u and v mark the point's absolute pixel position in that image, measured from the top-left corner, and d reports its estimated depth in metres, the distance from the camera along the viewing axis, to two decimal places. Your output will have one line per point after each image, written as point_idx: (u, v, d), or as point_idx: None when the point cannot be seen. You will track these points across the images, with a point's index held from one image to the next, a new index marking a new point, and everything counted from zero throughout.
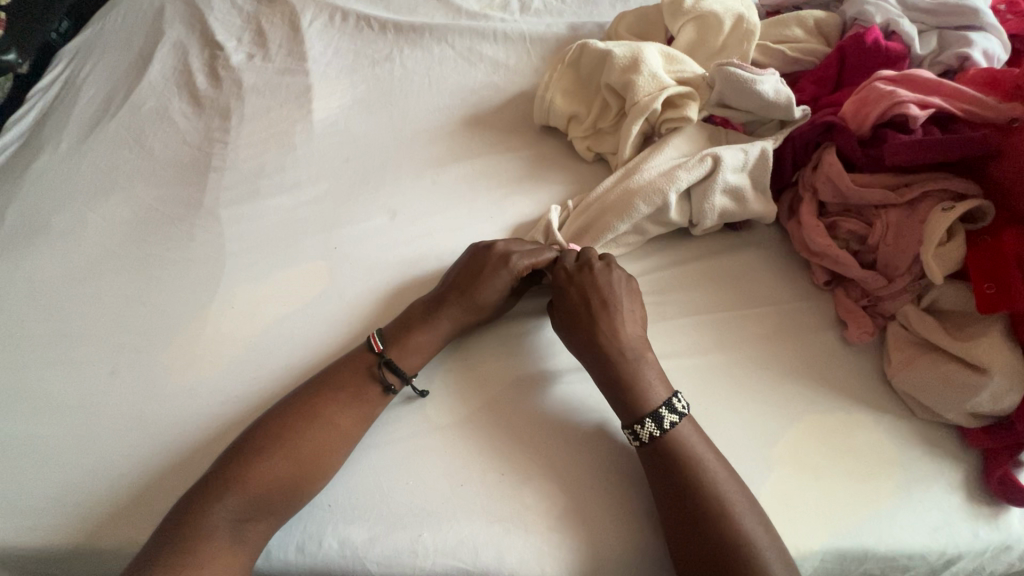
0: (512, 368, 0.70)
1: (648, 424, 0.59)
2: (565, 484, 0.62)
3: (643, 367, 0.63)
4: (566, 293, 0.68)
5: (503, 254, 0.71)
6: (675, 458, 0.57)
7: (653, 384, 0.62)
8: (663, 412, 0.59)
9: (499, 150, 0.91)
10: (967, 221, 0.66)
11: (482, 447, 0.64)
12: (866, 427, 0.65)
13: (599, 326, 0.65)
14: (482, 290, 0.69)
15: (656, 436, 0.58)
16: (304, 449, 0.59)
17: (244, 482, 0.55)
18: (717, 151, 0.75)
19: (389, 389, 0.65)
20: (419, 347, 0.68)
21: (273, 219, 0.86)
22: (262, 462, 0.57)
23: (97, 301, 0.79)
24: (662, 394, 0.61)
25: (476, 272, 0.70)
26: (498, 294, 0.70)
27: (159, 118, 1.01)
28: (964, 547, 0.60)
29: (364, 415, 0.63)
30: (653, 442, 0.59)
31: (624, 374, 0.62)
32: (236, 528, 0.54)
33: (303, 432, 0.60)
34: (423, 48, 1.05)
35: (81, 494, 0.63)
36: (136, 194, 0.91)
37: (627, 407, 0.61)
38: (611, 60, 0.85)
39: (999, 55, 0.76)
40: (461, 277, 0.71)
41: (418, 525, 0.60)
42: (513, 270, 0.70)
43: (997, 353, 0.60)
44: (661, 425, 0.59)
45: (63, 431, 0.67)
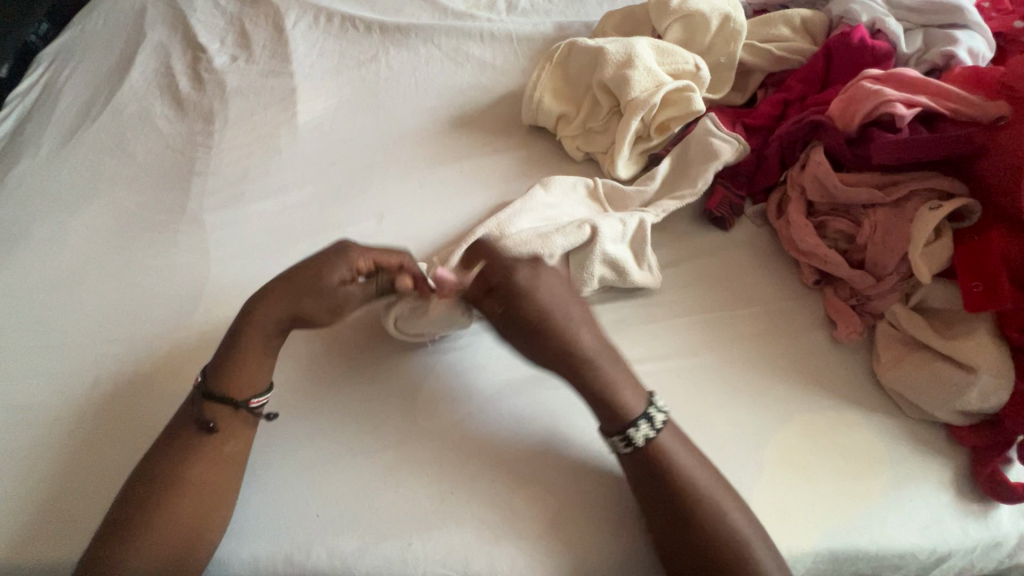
0: (454, 394, 0.68)
1: (643, 428, 0.58)
2: (538, 485, 0.62)
3: (614, 372, 0.61)
4: (515, 295, 0.62)
5: (333, 251, 0.65)
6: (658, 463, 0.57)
7: (626, 394, 0.60)
8: (653, 416, 0.58)
9: (486, 152, 0.90)
10: (954, 220, 0.66)
11: (450, 465, 0.63)
12: (856, 427, 0.65)
13: (571, 331, 0.61)
14: (322, 289, 0.63)
15: (649, 438, 0.58)
16: (185, 508, 0.55)
17: (131, 555, 0.52)
18: (595, 220, 0.72)
19: (207, 426, 0.59)
20: (250, 365, 0.62)
21: (256, 224, 0.85)
22: (146, 533, 0.53)
23: (77, 310, 0.77)
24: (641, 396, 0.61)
25: (308, 270, 0.64)
26: (341, 289, 0.64)
27: (140, 122, 0.99)
28: (954, 545, 0.60)
29: (220, 460, 0.59)
30: (648, 445, 0.57)
31: (609, 375, 0.60)
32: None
33: (177, 493, 0.56)
34: (409, 49, 1.04)
35: (62, 509, 0.62)
36: (118, 199, 0.89)
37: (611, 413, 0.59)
38: (605, 57, 0.84)
39: (984, 53, 0.75)
40: (295, 269, 0.65)
41: (408, 534, 0.59)
42: (351, 262, 0.64)
43: (985, 351, 0.61)
44: (654, 425, 0.58)
45: (44, 443, 0.66)
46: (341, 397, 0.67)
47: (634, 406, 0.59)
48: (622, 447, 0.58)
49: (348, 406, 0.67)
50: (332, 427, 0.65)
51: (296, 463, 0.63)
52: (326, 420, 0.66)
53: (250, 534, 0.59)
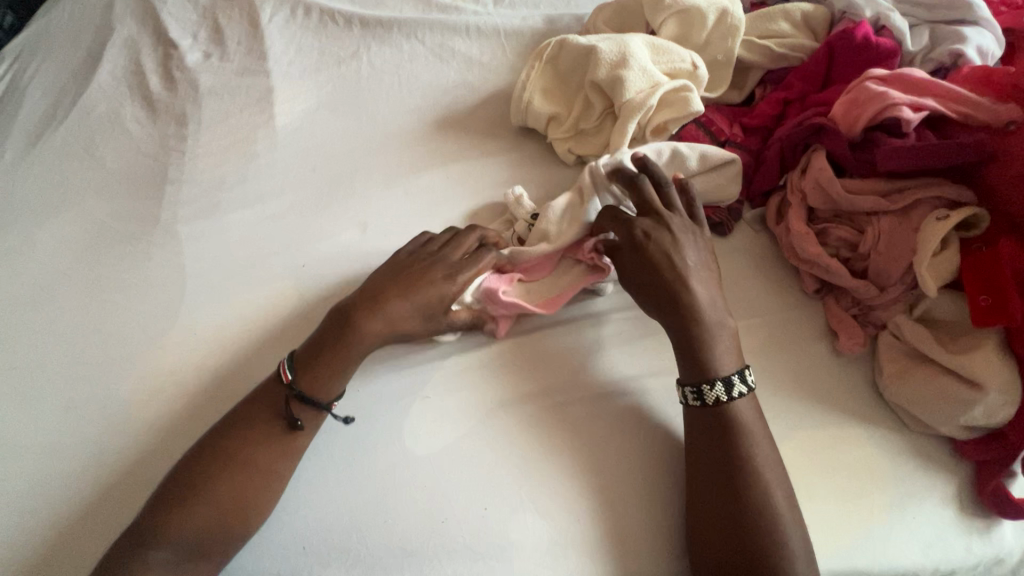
0: (492, 391, 0.66)
1: (718, 387, 0.58)
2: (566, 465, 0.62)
3: (718, 337, 0.61)
4: (636, 245, 0.64)
5: (424, 259, 0.68)
6: (725, 456, 0.56)
7: (721, 348, 0.61)
8: (735, 380, 0.59)
9: (475, 154, 0.86)
10: (961, 229, 0.63)
11: (478, 469, 0.61)
12: (859, 443, 0.63)
13: (678, 263, 0.63)
14: (412, 300, 0.65)
15: (722, 399, 0.58)
16: (238, 487, 0.55)
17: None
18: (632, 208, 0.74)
19: (297, 425, 0.60)
20: (346, 372, 0.62)
21: (236, 235, 0.81)
22: (190, 510, 0.53)
23: (45, 331, 0.73)
24: (730, 366, 0.60)
25: (428, 267, 0.67)
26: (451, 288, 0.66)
27: (110, 126, 0.94)
28: (957, 562, 0.59)
29: (286, 446, 0.59)
30: (716, 405, 0.58)
31: (708, 326, 0.61)
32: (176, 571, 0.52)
33: (235, 471, 0.56)
34: (391, 45, 0.99)
35: (39, 545, 0.59)
36: (87, 209, 0.84)
37: (697, 367, 0.60)
38: (597, 55, 0.80)
39: (993, 51, 0.72)
40: (398, 272, 0.67)
41: (399, 566, 0.57)
42: (468, 265, 0.68)
43: (993, 367, 0.59)
44: (730, 390, 0.58)
45: (17, 476, 0.63)
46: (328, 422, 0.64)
47: (720, 364, 0.60)
48: (691, 398, 0.60)
49: (336, 429, 0.64)
50: (324, 451, 0.63)
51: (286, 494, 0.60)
52: (315, 442, 0.63)
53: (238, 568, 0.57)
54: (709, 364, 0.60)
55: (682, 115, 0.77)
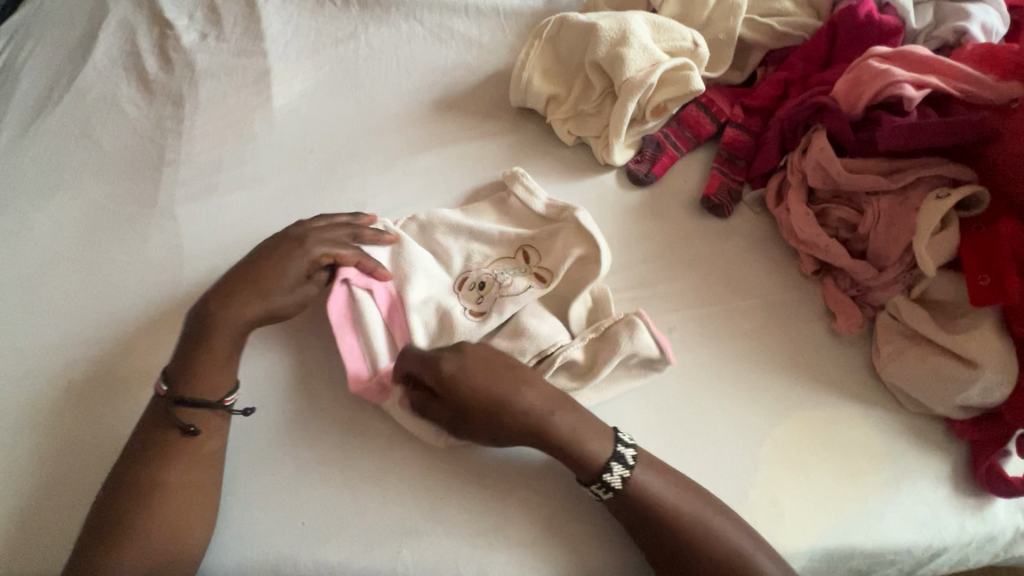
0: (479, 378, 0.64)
1: (615, 470, 0.55)
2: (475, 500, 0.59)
3: (580, 428, 0.56)
4: (440, 377, 0.57)
5: (301, 235, 0.65)
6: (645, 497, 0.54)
7: (593, 438, 0.56)
8: (622, 451, 0.56)
9: (473, 135, 0.85)
10: (962, 209, 0.63)
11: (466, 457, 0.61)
12: (855, 424, 0.64)
13: (494, 394, 0.56)
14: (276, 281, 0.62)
15: (626, 477, 0.55)
16: (164, 514, 0.53)
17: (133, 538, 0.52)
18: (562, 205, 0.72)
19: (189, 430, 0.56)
20: (215, 364, 0.59)
21: (232, 217, 0.80)
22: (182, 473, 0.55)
23: (44, 312, 0.73)
24: (609, 446, 0.56)
25: (273, 263, 0.62)
26: (301, 285, 0.63)
27: (106, 107, 0.93)
28: (950, 540, 0.60)
29: (199, 462, 0.56)
30: (625, 485, 0.54)
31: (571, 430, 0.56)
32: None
33: (163, 498, 0.54)
34: (389, 25, 0.98)
35: (46, 519, 0.60)
36: (84, 190, 0.84)
37: (583, 464, 0.55)
38: (597, 33, 0.79)
39: (997, 29, 0.71)
40: (247, 263, 0.62)
41: (396, 541, 0.57)
42: (313, 257, 0.64)
43: (990, 347, 0.59)
44: (627, 463, 0.55)
45: (22, 453, 0.63)
46: (310, 404, 0.64)
47: (601, 455, 0.56)
48: (602, 493, 0.55)
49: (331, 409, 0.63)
50: (274, 450, 0.61)
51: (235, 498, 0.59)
52: (261, 440, 0.61)
53: (218, 558, 0.57)
54: (594, 459, 0.55)
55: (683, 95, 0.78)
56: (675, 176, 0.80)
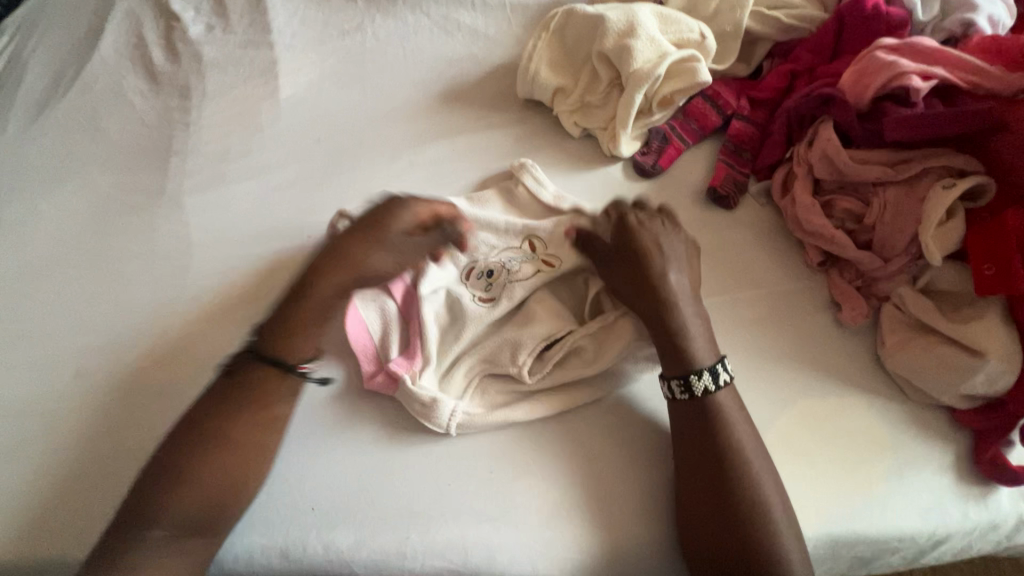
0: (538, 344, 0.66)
1: (705, 377, 0.58)
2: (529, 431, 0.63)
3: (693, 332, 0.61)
4: (623, 235, 0.65)
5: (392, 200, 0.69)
6: (711, 409, 0.57)
7: (699, 343, 0.60)
8: (720, 369, 0.59)
9: (480, 127, 0.86)
10: (967, 199, 0.64)
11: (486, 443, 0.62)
12: (859, 412, 0.64)
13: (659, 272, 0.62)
14: (387, 239, 0.67)
15: (711, 389, 0.58)
16: (212, 467, 0.56)
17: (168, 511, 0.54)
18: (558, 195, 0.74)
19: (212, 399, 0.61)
20: (298, 329, 0.64)
21: (240, 206, 0.81)
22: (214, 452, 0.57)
23: (53, 300, 0.73)
24: (708, 357, 0.60)
25: (379, 220, 0.68)
26: (406, 240, 0.68)
27: (114, 98, 0.93)
28: (953, 528, 0.60)
29: (264, 423, 0.60)
30: (706, 396, 0.58)
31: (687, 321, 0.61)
32: (173, 548, 0.54)
33: (192, 482, 0.56)
34: (396, 17, 0.98)
35: (53, 504, 0.61)
36: (92, 180, 0.84)
37: (676, 363, 0.60)
38: (604, 25, 0.80)
39: (1004, 21, 0.72)
40: (361, 223, 0.68)
41: (406, 526, 0.58)
42: (416, 214, 0.69)
43: (995, 335, 0.59)
44: (718, 378, 0.58)
45: (32, 438, 0.64)
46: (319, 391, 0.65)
47: (702, 357, 0.60)
48: (679, 392, 0.59)
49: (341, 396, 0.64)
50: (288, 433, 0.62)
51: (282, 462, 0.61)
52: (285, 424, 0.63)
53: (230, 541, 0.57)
54: (691, 358, 0.59)
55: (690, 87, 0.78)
56: (681, 167, 0.80)
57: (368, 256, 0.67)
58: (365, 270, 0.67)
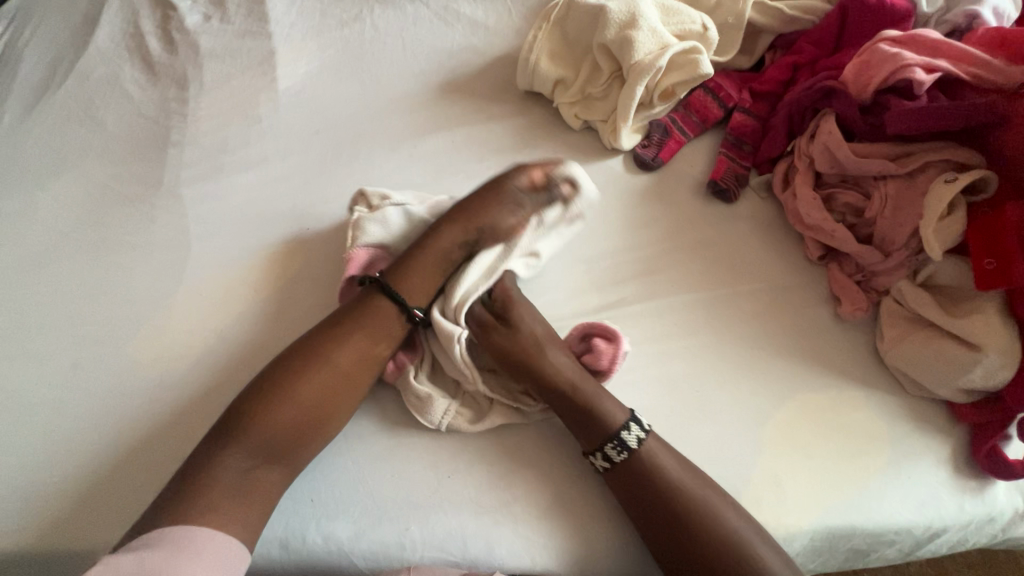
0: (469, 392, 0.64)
1: (634, 429, 0.57)
2: (486, 466, 0.60)
3: (601, 394, 0.60)
4: (506, 308, 0.65)
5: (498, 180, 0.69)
6: (643, 464, 0.56)
7: (607, 403, 0.60)
8: (639, 419, 0.58)
9: (480, 119, 0.85)
10: (969, 193, 0.63)
11: (477, 447, 0.61)
12: (858, 406, 0.64)
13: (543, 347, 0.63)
14: (505, 194, 0.68)
15: (642, 439, 0.57)
16: (310, 390, 0.57)
17: (244, 440, 0.54)
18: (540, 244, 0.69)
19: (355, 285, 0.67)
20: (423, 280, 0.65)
21: (239, 198, 0.80)
22: (298, 384, 0.57)
23: (51, 292, 0.73)
24: (623, 415, 0.59)
25: (495, 186, 0.68)
26: (517, 193, 0.69)
27: (110, 88, 0.92)
28: (949, 521, 0.60)
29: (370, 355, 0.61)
30: (640, 447, 0.57)
31: (591, 391, 0.60)
32: (248, 475, 0.53)
33: (269, 412, 0.55)
34: (394, 7, 0.97)
35: (50, 495, 0.61)
36: (89, 172, 0.84)
37: (598, 425, 0.58)
38: (607, 15, 0.79)
39: (1008, 12, 0.71)
40: (477, 198, 0.68)
41: (404, 518, 0.58)
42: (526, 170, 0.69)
43: (994, 331, 0.59)
44: (642, 426, 0.58)
45: (31, 428, 0.64)
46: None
47: (617, 417, 0.58)
48: (615, 455, 0.57)
49: None
50: None
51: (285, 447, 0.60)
52: None
53: None
54: (607, 420, 0.58)
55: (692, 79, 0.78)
56: (682, 160, 0.80)
57: (366, 249, 0.69)
58: (363, 262, 0.69)
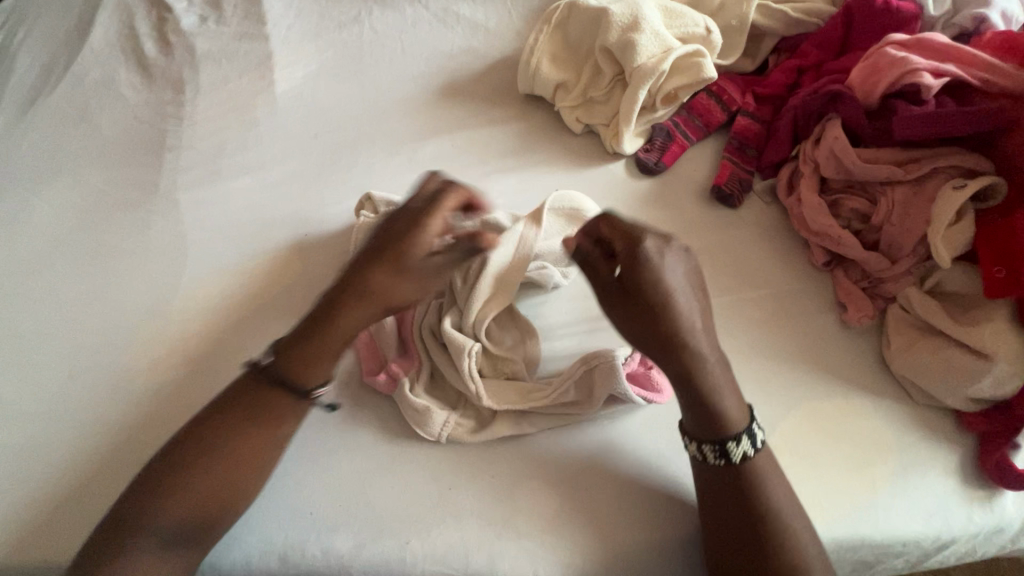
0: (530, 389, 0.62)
1: (744, 444, 0.53)
2: (487, 484, 0.59)
3: (722, 384, 0.53)
4: (636, 271, 0.51)
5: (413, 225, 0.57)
6: (748, 478, 0.53)
7: (729, 403, 0.54)
8: (756, 429, 0.54)
9: (480, 122, 0.84)
10: (976, 200, 0.63)
11: (486, 456, 0.61)
12: (864, 414, 0.63)
13: (681, 314, 0.52)
14: (409, 263, 0.56)
15: (750, 455, 0.53)
16: (216, 469, 0.53)
17: (150, 524, 0.51)
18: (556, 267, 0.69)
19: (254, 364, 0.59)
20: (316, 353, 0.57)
21: (236, 203, 0.79)
22: (200, 463, 0.53)
23: (43, 300, 0.72)
24: (738, 414, 0.54)
25: (398, 239, 0.56)
26: (433, 260, 0.57)
27: (105, 91, 0.91)
28: (958, 532, 0.59)
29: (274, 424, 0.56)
30: (744, 462, 0.53)
31: (714, 377, 0.53)
32: (166, 553, 0.51)
33: (171, 495, 0.52)
34: (393, 9, 0.96)
35: (41, 509, 0.59)
36: (83, 176, 0.83)
37: (710, 424, 0.54)
38: (609, 18, 0.78)
39: (1016, 15, 0.70)
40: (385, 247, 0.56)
41: (405, 531, 0.57)
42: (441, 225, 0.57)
43: (1002, 340, 0.59)
44: (756, 442, 0.54)
45: (23, 439, 0.63)
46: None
47: (737, 419, 0.54)
48: (713, 457, 0.54)
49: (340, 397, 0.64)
50: None
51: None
52: None
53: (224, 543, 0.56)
54: (728, 424, 0.53)
55: (695, 82, 0.77)
56: (685, 165, 0.79)
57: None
58: None
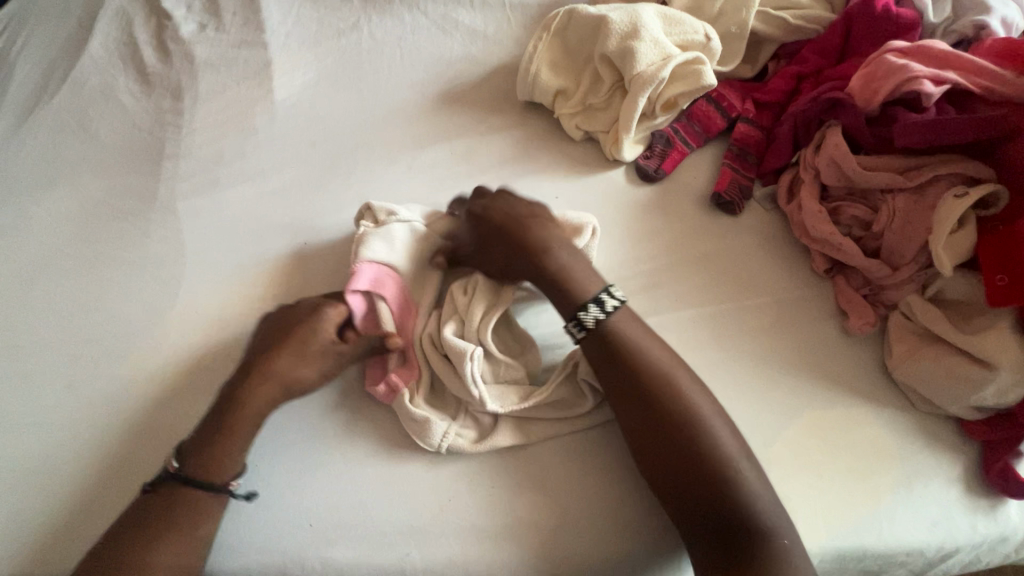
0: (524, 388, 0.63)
1: (592, 309, 0.59)
2: (488, 489, 0.59)
3: (574, 266, 0.64)
4: (480, 215, 0.69)
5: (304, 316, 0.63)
6: (614, 340, 0.59)
7: (582, 279, 0.63)
8: (606, 297, 0.61)
9: (480, 129, 0.84)
10: (978, 207, 0.63)
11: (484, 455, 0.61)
12: (867, 423, 0.63)
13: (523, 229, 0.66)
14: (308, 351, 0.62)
15: (600, 319, 0.59)
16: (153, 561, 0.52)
17: None
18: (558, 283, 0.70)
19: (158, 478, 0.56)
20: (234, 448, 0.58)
21: (235, 211, 0.79)
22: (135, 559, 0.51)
23: (41, 311, 0.71)
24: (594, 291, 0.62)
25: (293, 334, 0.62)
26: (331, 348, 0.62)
27: (103, 100, 0.91)
28: (962, 541, 0.59)
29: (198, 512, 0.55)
30: (599, 324, 0.59)
31: (565, 268, 0.64)
32: None
33: None
34: (393, 16, 0.96)
35: (39, 524, 0.59)
36: (82, 185, 0.82)
37: (566, 303, 0.62)
38: (608, 26, 0.78)
39: (1016, 22, 0.70)
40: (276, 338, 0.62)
41: (406, 543, 0.56)
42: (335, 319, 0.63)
43: (1008, 348, 0.58)
44: (604, 307, 0.60)
45: (21, 452, 0.62)
46: (316, 396, 0.64)
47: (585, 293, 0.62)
48: (576, 333, 0.60)
49: (339, 407, 0.63)
50: (284, 444, 0.61)
51: (266, 465, 0.60)
52: (292, 430, 0.62)
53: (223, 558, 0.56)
54: (578, 294, 0.62)
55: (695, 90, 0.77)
56: (685, 172, 0.78)
57: (373, 264, 0.66)
58: (369, 278, 0.66)
